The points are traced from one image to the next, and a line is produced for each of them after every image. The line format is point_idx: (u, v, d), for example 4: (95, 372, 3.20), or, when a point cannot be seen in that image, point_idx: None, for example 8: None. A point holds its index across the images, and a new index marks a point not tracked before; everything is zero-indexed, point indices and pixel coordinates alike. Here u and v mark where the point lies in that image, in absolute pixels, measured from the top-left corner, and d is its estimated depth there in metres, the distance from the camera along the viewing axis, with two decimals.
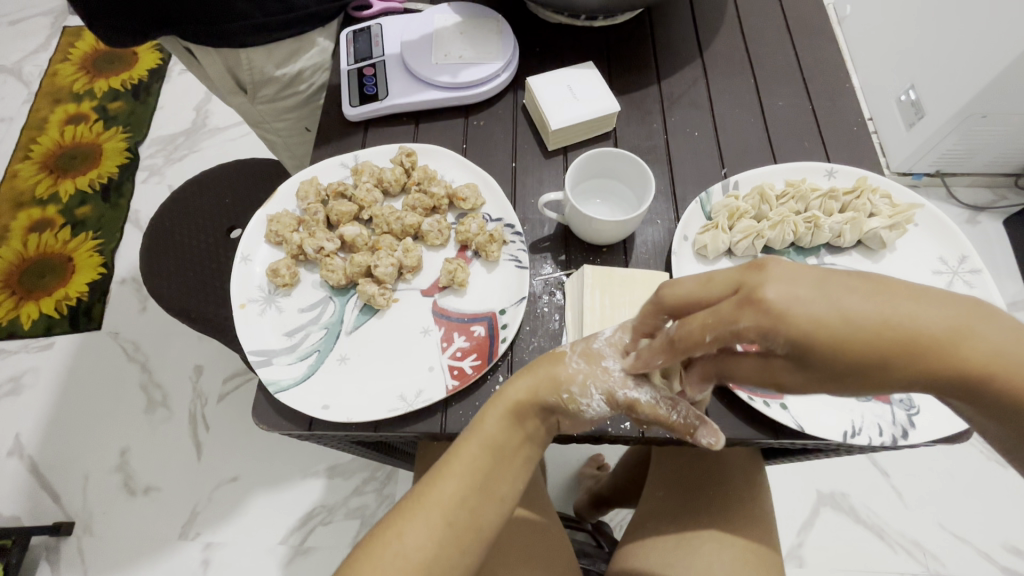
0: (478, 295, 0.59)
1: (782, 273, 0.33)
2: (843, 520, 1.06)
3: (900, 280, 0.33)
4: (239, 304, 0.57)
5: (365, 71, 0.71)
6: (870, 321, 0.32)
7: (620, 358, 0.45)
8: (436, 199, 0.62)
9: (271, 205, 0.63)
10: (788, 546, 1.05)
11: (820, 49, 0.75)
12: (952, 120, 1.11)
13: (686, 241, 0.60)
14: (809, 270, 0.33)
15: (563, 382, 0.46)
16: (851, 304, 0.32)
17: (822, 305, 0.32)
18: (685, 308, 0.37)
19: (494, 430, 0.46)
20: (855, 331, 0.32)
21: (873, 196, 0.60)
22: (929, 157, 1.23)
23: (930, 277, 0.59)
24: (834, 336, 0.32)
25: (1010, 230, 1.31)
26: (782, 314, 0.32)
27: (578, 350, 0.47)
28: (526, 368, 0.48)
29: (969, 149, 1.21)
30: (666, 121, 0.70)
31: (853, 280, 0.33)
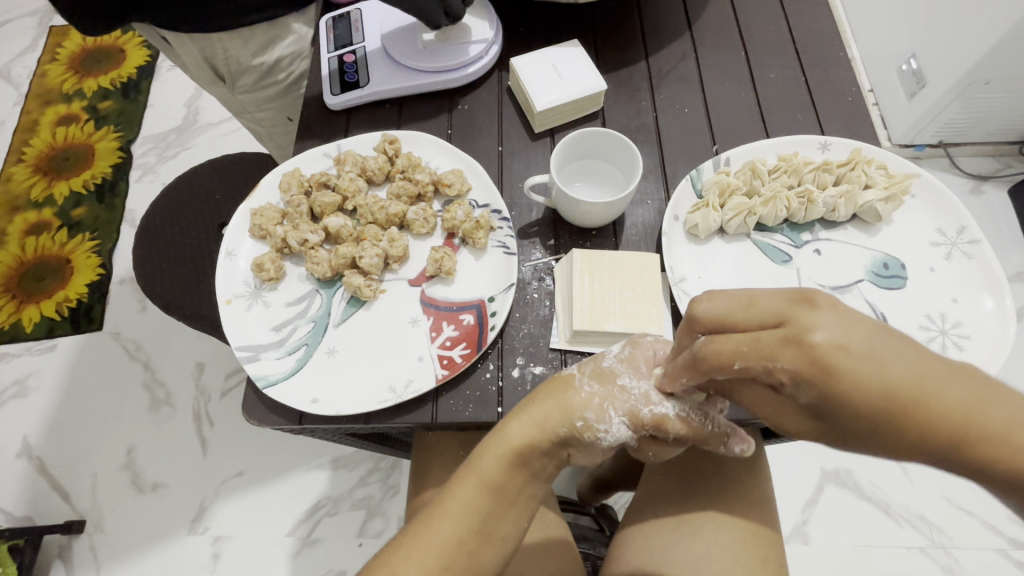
0: (467, 283, 0.58)
1: (831, 315, 0.29)
2: (847, 497, 1.06)
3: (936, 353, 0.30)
4: (225, 300, 0.57)
5: (345, 58, 0.69)
6: (902, 386, 0.28)
7: (634, 374, 0.45)
8: (421, 187, 0.61)
9: (254, 198, 0.62)
10: (791, 524, 1.05)
11: (813, 17, 0.73)
12: (954, 88, 1.08)
13: (677, 220, 0.59)
14: (864, 321, 0.30)
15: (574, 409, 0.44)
16: (889, 368, 0.29)
17: (862, 363, 0.28)
18: (718, 324, 0.34)
19: (494, 471, 0.44)
20: (884, 400, 0.29)
21: (868, 167, 0.58)
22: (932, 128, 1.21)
23: (927, 249, 0.57)
24: (857, 394, 0.29)
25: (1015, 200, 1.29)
26: (826, 361, 0.29)
27: (586, 372, 0.46)
28: (531, 400, 0.46)
29: (971, 117, 1.19)
30: (655, 98, 0.68)
31: (894, 340, 0.29)
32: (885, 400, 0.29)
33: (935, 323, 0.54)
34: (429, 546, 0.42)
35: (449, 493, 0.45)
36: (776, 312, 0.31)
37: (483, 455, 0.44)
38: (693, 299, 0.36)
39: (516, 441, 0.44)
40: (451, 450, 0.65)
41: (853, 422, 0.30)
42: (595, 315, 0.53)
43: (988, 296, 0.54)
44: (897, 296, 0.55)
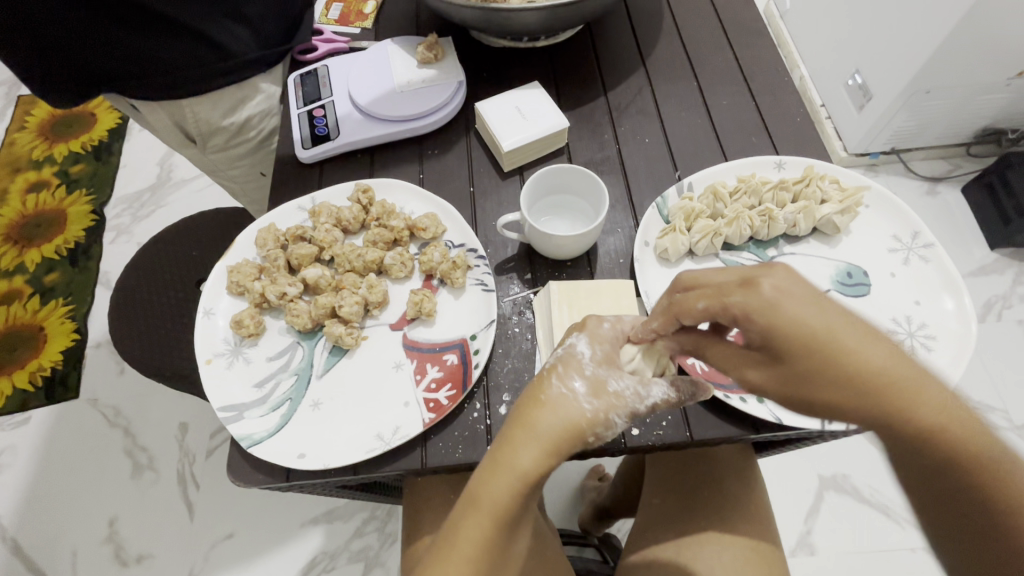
0: (447, 323, 0.58)
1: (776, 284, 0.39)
2: (848, 502, 1.10)
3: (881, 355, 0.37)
4: (205, 360, 0.56)
5: (315, 113, 0.71)
6: (839, 349, 0.37)
7: (617, 375, 0.46)
8: (396, 232, 0.62)
9: (230, 256, 0.62)
10: (796, 535, 1.08)
11: (756, 46, 0.77)
12: (898, 99, 1.16)
13: (647, 246, 0.61)
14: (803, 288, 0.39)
15: (570, 415, 0.43)
16: (836, 327, 0.38)
17: (812, 320, 0.38)
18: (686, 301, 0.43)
19: (502, 499, 0.41)
20: (834, 358, 0.37)
21: (821, 182, 0.61)
22: (883, 135, 1.28)
23: (886, 255, 0.60)
24: (814, 343, 0.37)
25: (970, 199, 1.37)
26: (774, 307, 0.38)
27: (585, 388, 0.44)
28: (526, 431, 0.42)
29: (918, 124, 1.26)
30: (616, 131, 0.71)
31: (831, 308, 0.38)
32: (840, 358, 0.37)
33: (903, 326, 0.56)
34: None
35: (460, 535, 0.42)
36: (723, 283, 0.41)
37: (492, 491, 0.42)
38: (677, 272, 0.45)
39: (517, 474, 0.42)
40: (442, 493, 0.64)
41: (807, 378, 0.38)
42: None
43: (949, 298, 0.56)
44: (863, 304, 0.57)
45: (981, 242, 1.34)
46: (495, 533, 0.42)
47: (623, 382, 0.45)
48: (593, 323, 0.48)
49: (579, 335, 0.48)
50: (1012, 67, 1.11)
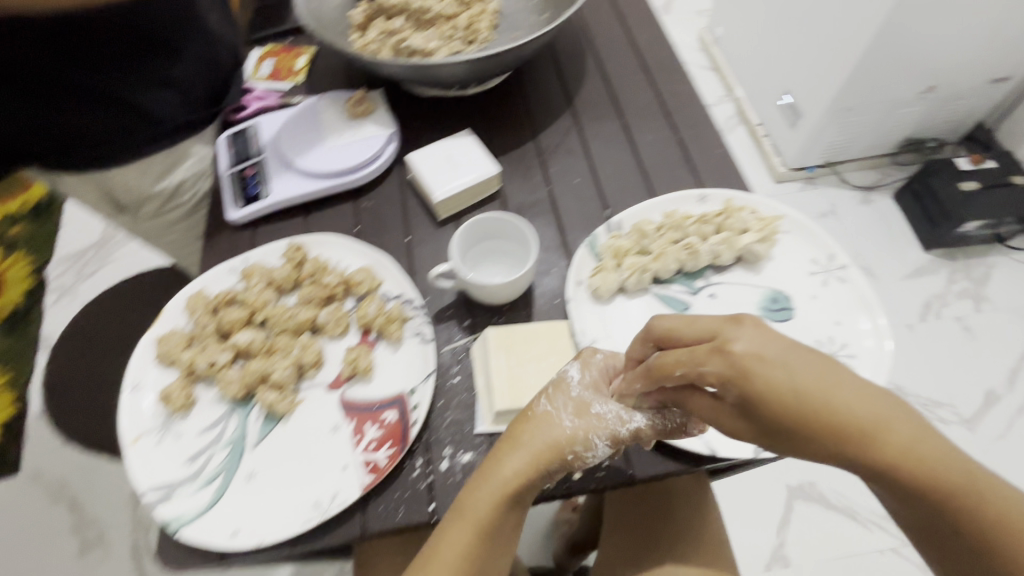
0: (386, 378, 0.58)
1: (753, 332, 0.40)
2: (816, 509, 1.12)
3: (853, 394, 0.38)
4: (130, 439, 0.54)
5: (245, 172, 0.71)
6: (810, 395, 0.38)
7: (602, 399, 0.50)
8: (330, 289, 0.62)
9: (158, 325, 0.60)
10: (770, 548, 1.09)
11: (677, 83, 0.81)
12: (826, 114, 1.24)
13: (580, 285, 0.62)
14: (781, 338, 0.40)
15: (556, 434, 0.49)
16: (804, 377, 0.38)
17: (782, 374, 0.39)
18: (670, 336, 0.45)
19: (484, 510, 0.48)
20: (797, 399, 0.38)
21: (740, 214, 0.64)
22: (818, 149, 1.36)
23: (807, 279, 0.62)
24: (775, 396, 0.38)
25: (903, 205, 1.43)
26: (746, 368, 0.39)
27: (567, 408, 0.50)
28: (512, 443, 0.50)
29: (848, 138, 1.34)
30: (547, 172, 0.73)
31: (809, 356, 0.39)
32: (815, 408, 0.38)
33: (828, 348, 0.58)
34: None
35: (443, 539, 0.48)
36: (713, 327, 0.42)
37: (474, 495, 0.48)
38: (649, 319, 0.47)
39: (501, 482, 0.48)
40: (395, 552, 0.62)
41: (771, 419, 0.39)
42: (515, 392, 0.55)
43: (865, 316, 0.59)
44: (787, 328, 0.59)
45: (915, 245, 1.41)
46: (481, 538, 0.48)
47: (604, 406, 0.50)
48: (584, 353, 0.53)
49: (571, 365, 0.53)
50: (922, 82, 1.19)
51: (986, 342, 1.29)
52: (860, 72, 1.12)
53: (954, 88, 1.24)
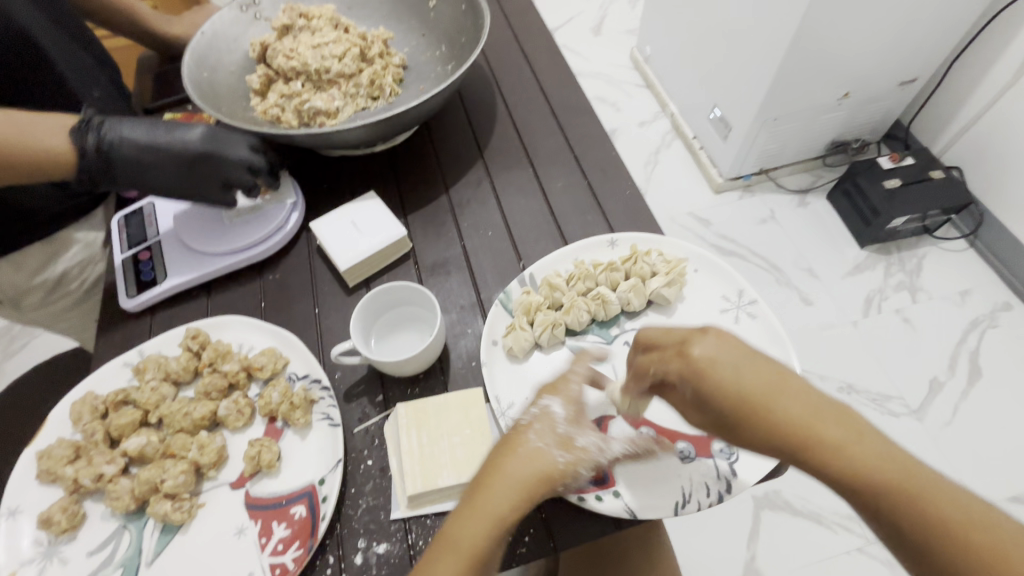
0: (294, 469, 0.54)
1: (715, 339, 0.40)
2: (782, 517, 1.12)
3: (802, 395, 0.37)
4: (8, 574, 0.49)
5: (139, 257, 0.68)
6: (752, 396, 0.37)
7: (583, 430, 0.46)
8: (231, 377, 0.58)
9: (41, 437, 0.56)
10: (742, 563, 1.09)
11: (586, 124, 0.82)
12: (753, 125, 1.27)
13: (495, 344, 0.61)
14: (744, 346, 0.39)
15: (544, 467, 0.44)
16: (753, 378, 0.38)
17: (733, 376, 0.38)
18: (649, 343, 0.45)
19: (473, 548, 0.40)
20: (740, 398, 0.38)
21: (647, 257, 0.64)
22: (751, 159, 1.39)
23: (718, 316, 0.63)
24: (721, 395, 0.38)
25: (836, 206, 1.46)
26: (700, 371, 0.39)
27: (553, 440, 0.45)
28: (498, 477, 0.43)
29: (779, 145, 1.38)
30: (459, 226, 0.72)
31: (764, 361, 0.38)
32: (758, 406, 0.37)
33: None
34: None
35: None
36: (682, 335, 0.41)
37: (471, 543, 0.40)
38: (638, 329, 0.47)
39: (490, 519, 0.41)
40: None
41: (719, 416, 0.39)
42: (426, 472, 0.52)
43: (776, 352, 0.59)
44: None
45: (852, 243, 1.43)
46: None
47: (588, 437, 0.46)
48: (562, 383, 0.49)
49: (550, 397, 0.48)
50: (840, 88, 1.25)
51: (928, 332, 1.30)
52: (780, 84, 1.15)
53: (868, 91, 1.29)
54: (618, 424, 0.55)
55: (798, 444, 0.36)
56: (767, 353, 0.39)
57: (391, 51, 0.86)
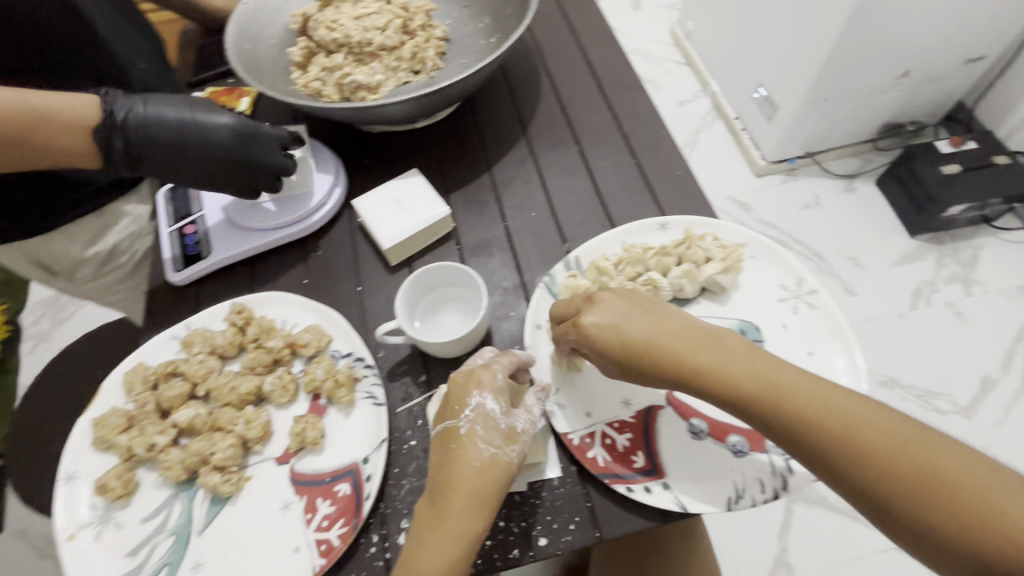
0: (338, 447, 0.54)
1: (601, 305, 0.51)
2: (816, 511, 1.09)
3: (681, 344, 0.48)
4: (67, 536, 0.51)
5: (185, 231, 0.68)
6: (642, 345, 0.48)
7: (515, 416, 0.50)
8: (275, 353, 0.58)
9: (95, 405, 0.57)
10: (772, 555, 1.07)
11: (635, 102, 0.78)
12: (802, 105, 1.20)
13: (539, 328, 0.59)
14: (624, 305, 0.51)
15: (495, 462, 0.48)
16: (638, 332, 0.49)
17: (622, 330, 0.49)
18: (561, 314, 0.54)
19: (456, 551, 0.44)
20: (631, 349, 0.48)
21: (702, 242, 0.61)
22: (796, 140, 1.32)
23: (775, 306, 0.59)
24: (620, 348, 0.49)
25: (885, 190, 1.38)
26: (595, 331, 0.50)
27: (492, 435, 0.48)
28: (450, 483, 0.47)
29: (828, 127, 1.30)
30: (502, 207, 0.70)
31: (641, 318, 0.50)
32: (649, 353, 0.48)
33: None
34: None
35: None
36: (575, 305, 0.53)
37: (430, 561, 0.44)
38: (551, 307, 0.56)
39: (461, 525, 0.45)
40: None
41: (625, 367, 0.49)
42: None
43: (839, 345, 0.56)
44: None
45: (902, 231, 1.35)
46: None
47: (523, 421, 0.50)
48: (481, 378, 0.50)
49: (478, 393, 0.50)
50: (898, 66, 1.16)
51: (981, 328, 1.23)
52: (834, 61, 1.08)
53: (930, 69, 1.20)
54: (666, 415, 0.53)
55: (687, 376, 0.47)
56: (646, 308, 0.51)
57: (434, 24, 0.83)
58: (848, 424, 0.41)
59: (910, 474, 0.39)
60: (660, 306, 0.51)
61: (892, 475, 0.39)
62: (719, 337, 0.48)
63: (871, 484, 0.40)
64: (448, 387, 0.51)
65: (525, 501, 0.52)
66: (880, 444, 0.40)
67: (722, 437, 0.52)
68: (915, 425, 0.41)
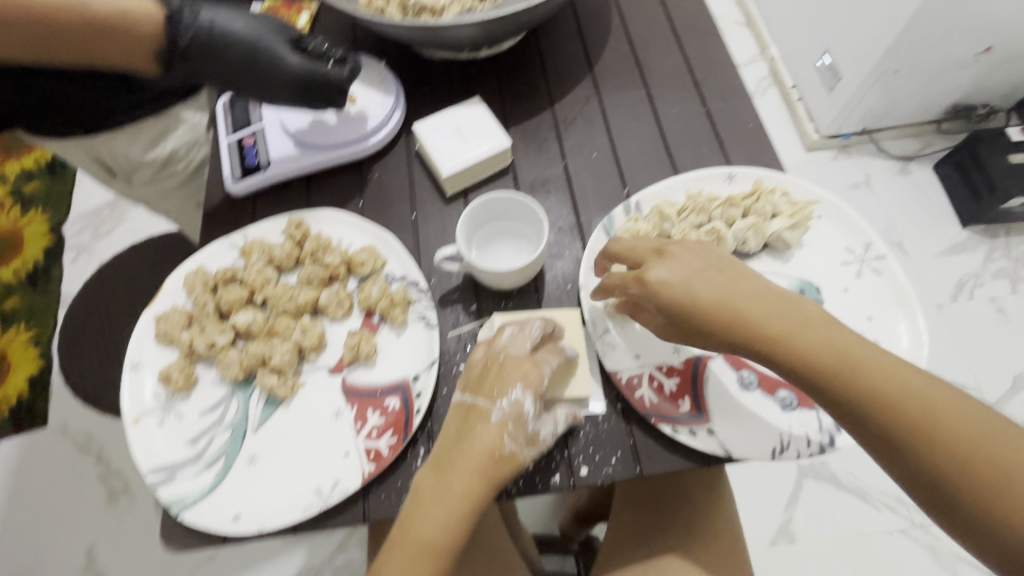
0: (389, 364, 0.56)
1: (669, 260, 0.47)
2: (826, 488, 1.10)
3: (754, 307, 0.44)
4: (133, 420, 0.53)
5: (244, 141, 0.68)
6: (712, 304, 0.45)
7: (544, 423, 0.48)
8: (332, 268, 0.59)
9: (158, 303, 0.59)
10: (777, 526, 1.08)
11: (708, 48, 0.74)
12: (868, 78, 1.12)
13: (594, 270, 0.58)
14: (693, 261, 0.47)
15: (512, 461, 0.46)
16: (706, 292, 0.45)
17: (690, 287, 0.46)
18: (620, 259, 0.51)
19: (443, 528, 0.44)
20: (700, 308, 0.45)
21: (771, 196, 0.59)
22: (856, 114, 1.25)
23: (839, 269, 0.58)
24: (688, 304, 0.45)
25: (942, 175, 1.32)
26: (660, 286, 0.46)
27: (519, 437, 0.47)
28: (460, 466, 0.45)
29: (890, 103, 1.23)
30: (563, 145, 0.68)
31: (712, 277, 0.46)
32: (718, 312, 0.45)
33: None
34: None
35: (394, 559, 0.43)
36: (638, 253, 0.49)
37: (428, 534, 0.43)
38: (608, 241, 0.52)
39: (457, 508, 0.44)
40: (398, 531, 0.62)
41: (687, 324, 0.46)
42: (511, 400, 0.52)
43: (902, 313, 0.55)
44: None
45: (953, 220, 1.30)
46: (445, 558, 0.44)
47: (549, 430, 0.49)
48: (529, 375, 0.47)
49: (520, 390, 0.47)
50: (981, 40, 1.07)
51: None
52: (913, 31, 1.00)
53: (1016, 46, 1.11)
54: (717, 364, 0.53)
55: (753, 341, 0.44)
56: (718, 266, 0.47)
57: None
58: (929, 417, 0.39)
59: (989, 473, 0.37)
60: (733, 266, 0.48)
61: (967, 472, 0.37)
62: (793, 306, 0.45)
63: (943, 475, 0.38)
64: (490, 368, 0.49)
65: (569, 433, 0.53)
66: (962, 440, 0.38)
67: (772, 390, 0.52)
68: (1002, 424, 0.38)
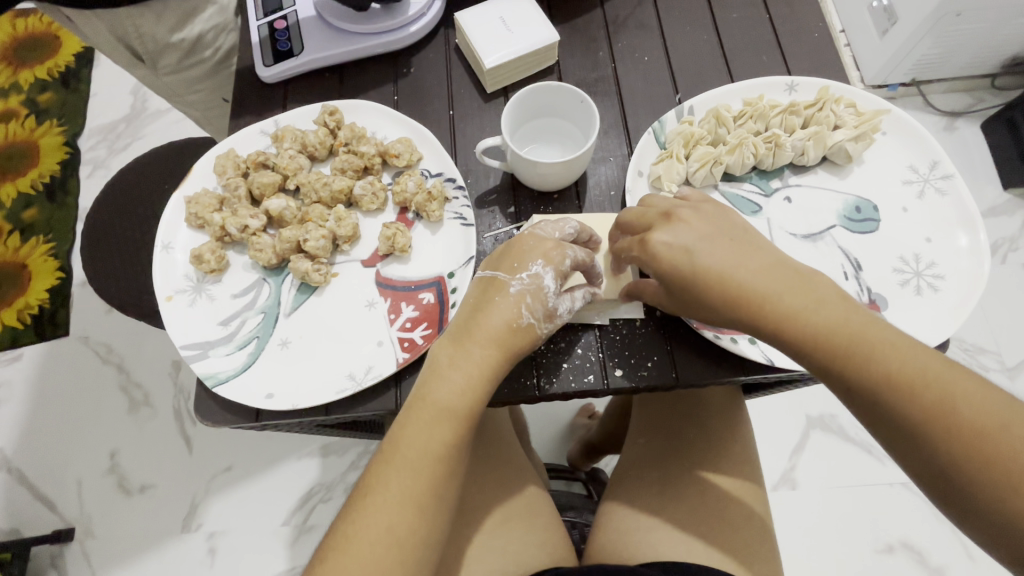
0: (424, 260, 0.54)
1: (676, 226, 0.44)
2: (833, 440, 1.06)
3: (765, 282, 0.41)
4: (165, 297, 0.53)
5: (276, 25, 0.64)
6: (718, 276, 0.42)
7: (564, 299, 0.48)
8: (367, 159, 0.57)
9: (188, 185, 0.57)
10: (780, 472, 1.05)
11: None
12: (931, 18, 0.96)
13: (641, 175, 0.56)
14: (701, 229, 0.44)
15: (530, 333, 0.46)
16: (712, 263, 0.42)
17: (695, 258, 0.43)
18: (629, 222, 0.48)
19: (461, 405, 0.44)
20: (702, 280, 0.42)
21: (836, 106, 0.55)
22: (906, 64, 1.08)
23: (900, 188, 0.55)
24: (692, 275, 0.43)
25: (988, 134, 1.24)
26: (662, 253, 0.44)
27: (536, 311, 0.46)
28: (472, 346, 0.45)
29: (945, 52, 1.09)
30: (612, 48, 0.64)
31: (720, 247, 0.43)
32: (722, 285, 0.42)
33: (911, 265, 0.52)
34: (398, 490, 0.42)
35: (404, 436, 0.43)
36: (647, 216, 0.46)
37: (446, 397, 0.43)
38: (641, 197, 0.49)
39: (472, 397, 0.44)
40: None
41: (691, 297, 0.44)
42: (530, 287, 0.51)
43: (962, 233, 0.52)
44: (870, 239, 0.53)
45: (995, 181, 1.23)
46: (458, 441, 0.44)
47: (569, 306, 0.48)
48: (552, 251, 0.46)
49: (541, 265, 0.46)
50: None
51: None
52: None
53: None
54: None
55: (760, 320, 0.41)
56: (729, 235, 0.44)
57: None
58: (947, 409, 0.36)
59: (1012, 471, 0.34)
60: (747, 235, 0.44)
61: (992, 472, 0.35)
62: (808, 281, 0.41)
63: (962, 471, 0.36)
64: (512, 244, 0.48)
65: (604, 337, 0.52)
66: (980, 438, 0.35)
67: None
68: None
